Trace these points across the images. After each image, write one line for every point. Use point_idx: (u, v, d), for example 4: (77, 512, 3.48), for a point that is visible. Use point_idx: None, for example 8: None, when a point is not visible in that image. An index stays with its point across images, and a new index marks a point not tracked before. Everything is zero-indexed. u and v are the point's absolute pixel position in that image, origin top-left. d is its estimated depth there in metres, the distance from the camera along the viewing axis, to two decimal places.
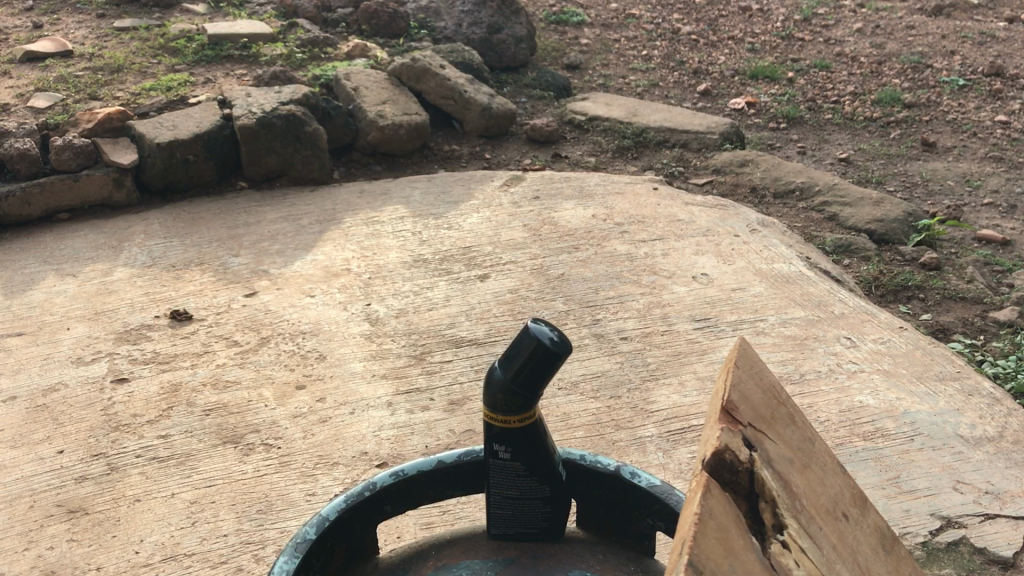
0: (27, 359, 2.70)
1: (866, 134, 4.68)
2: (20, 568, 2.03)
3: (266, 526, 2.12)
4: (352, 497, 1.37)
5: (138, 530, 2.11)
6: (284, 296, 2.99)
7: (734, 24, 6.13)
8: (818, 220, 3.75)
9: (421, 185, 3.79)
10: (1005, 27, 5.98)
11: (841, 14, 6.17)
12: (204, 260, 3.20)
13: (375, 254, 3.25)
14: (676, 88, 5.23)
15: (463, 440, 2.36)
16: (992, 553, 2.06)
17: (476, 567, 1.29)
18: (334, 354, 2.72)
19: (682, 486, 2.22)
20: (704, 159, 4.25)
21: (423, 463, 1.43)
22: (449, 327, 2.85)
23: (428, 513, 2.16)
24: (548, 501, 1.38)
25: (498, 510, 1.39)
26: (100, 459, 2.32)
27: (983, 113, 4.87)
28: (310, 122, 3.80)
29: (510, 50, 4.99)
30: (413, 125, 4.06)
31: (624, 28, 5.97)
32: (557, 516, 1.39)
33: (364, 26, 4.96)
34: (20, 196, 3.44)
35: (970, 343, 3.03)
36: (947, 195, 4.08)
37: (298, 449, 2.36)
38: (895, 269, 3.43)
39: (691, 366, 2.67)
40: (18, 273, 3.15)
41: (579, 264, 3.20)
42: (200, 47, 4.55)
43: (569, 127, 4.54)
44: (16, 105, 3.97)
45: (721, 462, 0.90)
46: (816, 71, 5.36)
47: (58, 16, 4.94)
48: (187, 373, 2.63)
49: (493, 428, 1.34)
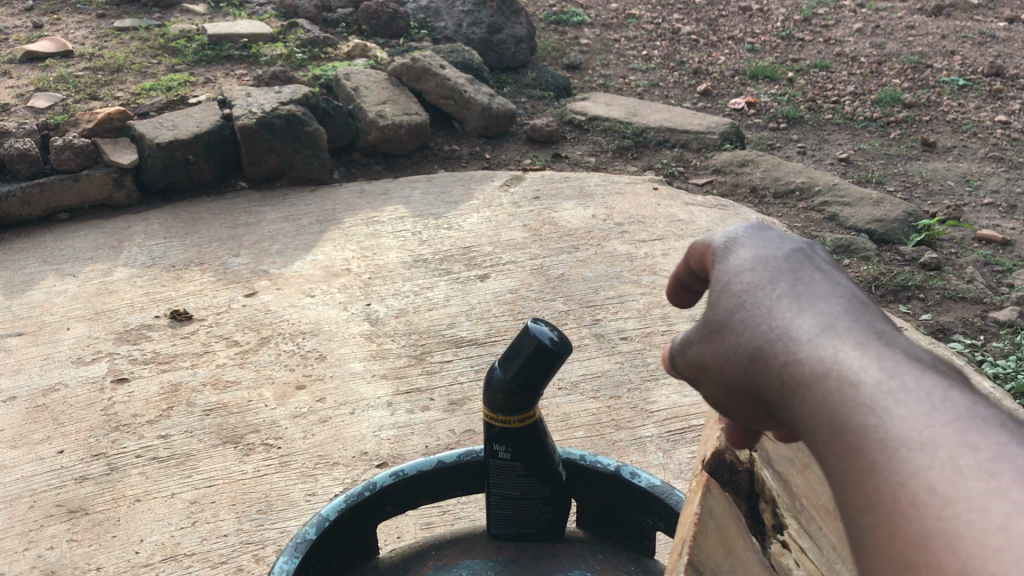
0: (27, 359, 2.70)
1: (866, 134, 4.68)
2: (20, 568, 2.03)
3: (266, 526, 2.12)
4: (352, 497, 1.36)
5: (138, 530, 2.12)
6: (284, 296, 2.99)
7: (734, 23, 6.14)
8: (817, 220, 3.74)
9: (421, 185, 3.79)
10: (1005, 27, 5.98)
11: (841, 14, 6.17)
12: (203, 260, 3.20)
13: (375, 254, 3.25)
14: (676, 88, 5.23)
15: (463, 440, 2.37)
16: None
17: (476, 567, 1.29)
18: (334, 354, 2.72)
19: (682, 486, 2.23)
20: (705, 159, 4.25)
21: (424, 463, 1.43)
22: (450, 327, 2.85)
23: (428, 513, 2.16)
24: (549, 501, 1.38)
25: (498, 510, 1.39)
26: (100, 459, 2.32)
27: (983, 113, 4.87)
28: (309, 121, 3.79)
29: (510, 50, 4.99)
30: (413, 125, 4.06)
31: (624, 28, 5.97)
32: (557, 516, 1.40)
33: (364, 26, 4.96)
34: (20, 196, 3.44)
35: (970, 343, 3.03)
36: (947, 195, 4.08)
37: (298, 449, 2.36)
38: (895, 270, 3.43)
39: None
40: (18, 273, 3.15)
41: (580, 265, 3.20)
42: (201, 47, 4.55)
43: (569, 127, 4.54)
44: (15, 105, 3.97)
45: (720, 462, 0.94)
46: (816, 71, 5.36)
47: (58, 16, 4.94)
48: (187, 373, 2.63)
49: (495, 429, 1.34)
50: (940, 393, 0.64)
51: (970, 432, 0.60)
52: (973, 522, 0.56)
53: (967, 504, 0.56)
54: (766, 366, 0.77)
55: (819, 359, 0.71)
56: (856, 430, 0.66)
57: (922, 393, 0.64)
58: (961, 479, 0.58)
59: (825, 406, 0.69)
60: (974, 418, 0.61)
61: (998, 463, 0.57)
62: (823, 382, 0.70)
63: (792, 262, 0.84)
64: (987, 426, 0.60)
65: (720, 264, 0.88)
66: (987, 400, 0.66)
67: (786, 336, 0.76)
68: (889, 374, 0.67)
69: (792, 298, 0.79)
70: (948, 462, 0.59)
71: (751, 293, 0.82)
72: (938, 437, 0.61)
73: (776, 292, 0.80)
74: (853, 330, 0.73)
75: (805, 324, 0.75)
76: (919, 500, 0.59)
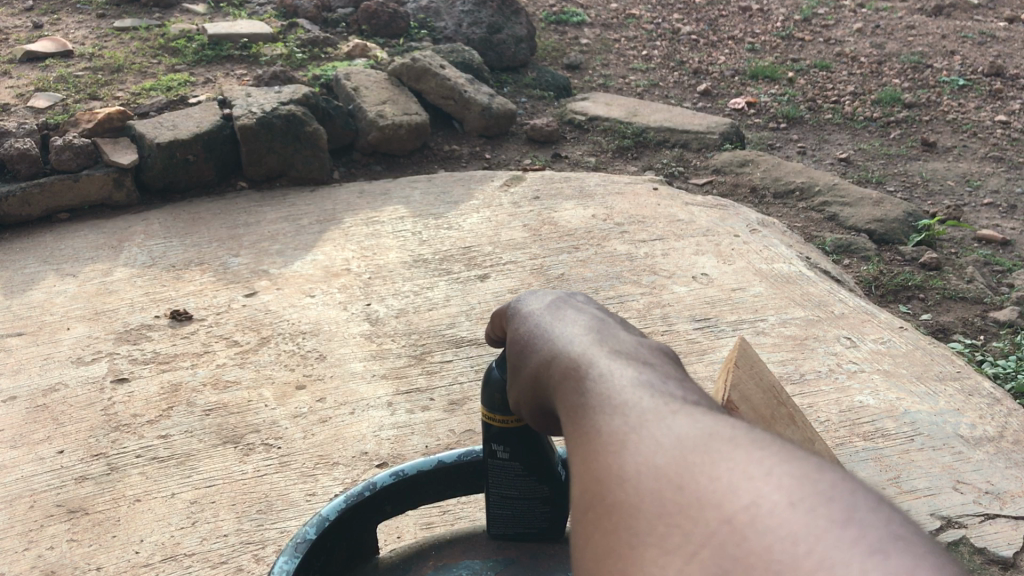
0: (28, 359, 2.70)
1: (866, 134, 4.68)
2: (20, 568, 2.03)
3: (266, 526, 2.12)
4: (352, 497, 1.36)
5: (138, 530, 2.11)
6: (284, 296, 2.99)
7: (734, 24, 6.14)
8: (817, 220, 3.75)
9: (421, 185, 3.79)
10: (1005, 27, 5.98)
11: (841, 14, 6.17)
12: (204, 260, 3.20)
13: (375, 254, 3.25)
14: (676, 88, 5.23)
15: (463, 440, 2.37)
16: (992, 553, 2.05)
17: (476, 567, 1.32)
18: (334, 354, 2.72)
19: None
20: (705, 159, 4.25)
21: (423, 463, 1.42)
22: (450, 327, 2.85)
23: (428, 514, 2.16)
24: (548, 501, 1.38)
25: (498, 509, 1.38)
26: (100, 459, 2.32)
27: (983, 113, 4.87)
28: (309, 121, 3.80)
29: (510, 50, 4.99)
30: (413, 125, 4.06)
31: (624, 28, 5.96)
32: (557, 516, 1.39)
33: (364, 26, 4.95)
34: (20, 197, 3.44)
35: (970, 343, 3.03)
36: (947, 195, 4.08)
37: (298, 449, 2.36)
38: (895, 269, 3.43)
39: (691, 366, 2.67)
40: (18, 273, 3.15)
41: (580, 265, 3.20)
42: (200, 47, 4.55)
43: (569, 128, 4.54)
44: (16, 105, 3.97)
45: None
46: (816, 71, 5.36)
47: (58, 16, 4.94)
48: (188, 373, 2.63)
49: (493, 428, 1.33)
50: (625, 373, 0.85)
51: (634, 393, 0.81)
52: (611, 442, 0.76)
53: (613, 432, 0.77)
54: (532, 369, 0.98)
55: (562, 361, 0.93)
56: (569, 402, 0.87)
57: (613, 374, 0.85)
58: (614, 419, 0.78)
59: (559, 389, 0.91)
60: (639, 386, 0.82)
61: (640, 408, 0.78)
62: (559, 375, 0.92)
63: (563, 295, 1.08)
64: (647, 391, 0.81)
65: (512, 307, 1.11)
66: (668, 375, 0.87)
67: (543, 348, 0.98)
68: (597, 364, 0.89)
69: (555, 322, 1.01)
70: (613, 411, 0.80)
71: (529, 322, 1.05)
72: (612, 398, 0.81)
73: (545, 319, 1.03)
74: (587, 339, 0.95)
75: (558, 338, 0.97)
76: (587, 433, 0.80)
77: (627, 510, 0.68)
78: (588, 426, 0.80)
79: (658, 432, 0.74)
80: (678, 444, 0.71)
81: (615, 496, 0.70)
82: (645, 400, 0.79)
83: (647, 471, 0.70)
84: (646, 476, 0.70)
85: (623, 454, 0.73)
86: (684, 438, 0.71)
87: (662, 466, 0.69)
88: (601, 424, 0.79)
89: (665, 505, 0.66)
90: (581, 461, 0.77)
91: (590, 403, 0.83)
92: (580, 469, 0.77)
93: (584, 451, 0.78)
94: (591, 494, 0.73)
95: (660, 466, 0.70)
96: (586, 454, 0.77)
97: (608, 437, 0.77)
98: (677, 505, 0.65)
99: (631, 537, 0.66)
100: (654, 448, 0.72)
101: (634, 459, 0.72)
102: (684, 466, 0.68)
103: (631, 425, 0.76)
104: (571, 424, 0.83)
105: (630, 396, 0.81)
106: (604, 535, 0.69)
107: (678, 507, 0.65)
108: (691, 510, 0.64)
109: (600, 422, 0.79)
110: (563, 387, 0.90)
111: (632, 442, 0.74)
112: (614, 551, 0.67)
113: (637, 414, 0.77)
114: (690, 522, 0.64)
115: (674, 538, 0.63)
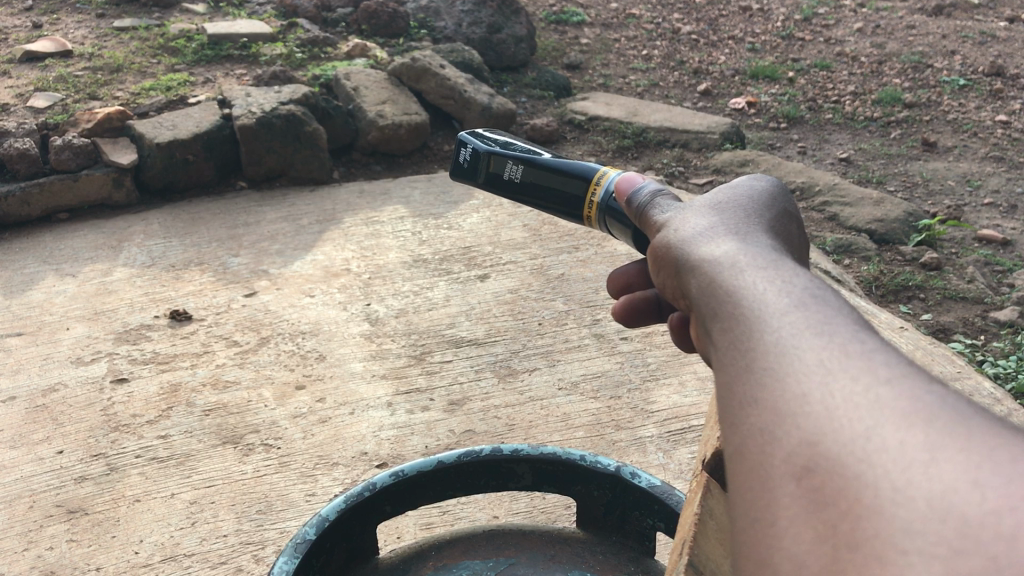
0: (27, 359, 2.69)
1: (866, 134, 4.67)
2: (20, 568, 2.03)
3: (266, 526, 2.13)
4: (352, 498, 1.36)
5: (138, 530, 2.11)
6: (284, 296, 2.98)
7: (734, 23, 6.13)
8: (818, 220, 3.74)
9: (421, 185, 3.79)
10: (1006, 27, 5.96)
11: (841, 14, 6.15)
12: (203, 260, 3.19)
13: (375, 254, 3.25)
14: (676, 88, 5.22)
15: (463, 441, 2.37)
16: None
17: (476, 568, 1.30)
18: (334, 354, 2.71)
19: (682, 486, 2.25)
20: (705, 159, 4.24)
21: (423, 463, 1.42)
22: (449, 327, 2.85)
23: (428, 514, 2.16)
24: (493, 176, 1.30)
25: (524, 149, 1.31)
26: (100, 459, 2.32)
27: (984, 113, 4.86)
28: (309, 121, 3.79)
29: (510, 49, 4.98)
30: (413, 125, 4.04)
31: (624, 28, 5.95)
32: (477, 175, 1.32)
33: (364, 26, 4.95)
34: (20, 197, 3.44)
35: (970, 343, 3.02)
36: (948, 195, 4.06)
37: (298, 449, 2.36)
38: (895, 270, 3.42)
39: (691, 366, 2.69)
40: (18, 273, 3.14)
41: (579, 265, 3.19)
42: (200, 47, 4.54)
43: (569, 127, 4.54)
44: (15, 105, 3.96)
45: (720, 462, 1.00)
46: (816, 71, 5.36)
47: (58, 15, 4.93)
48: (187, 373, 2.62)
49: (598, 173, 1.19)
50: (813, 286, 0.66)
51: (865, 334, 0.60)
52: (845, 385, 0.56)
53: (842, 371, 0.56)
54: (681, 272, 0.80)
55: (738, 275, 0.71)
56: (725, 313, 0.68)
57: (800, 286, 0.66)
58: (843, 357, 0.58)
59: (711, 292, 0.72)
60: (839, 311, 0.63)
61: (888, 358, 0.57)
62: (716, 277, 0.73)
63: (730, 209, 0.86)
64: (858, 323, 0.62)
65: (675, 219, 0.91)
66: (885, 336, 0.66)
67: (696, 249, 0.80)
68: (770, 271, 0.70)
69: (716, 224, 0.83)
70: (806, 334, 0.61)
71: (679, 226, 0.87)
72: (803, 317, 0.62)
73: (702, 227, 0.84)
74: (757, 245, 0.77)
75: (715, 241, 0.79)
76: (794, 363, 0.59)
77: (842, 480, 0.52)
78: (764, 350, 0.62)
79: (918, 393, 0.53)
80: (965, 423, 0.51)
81: (835, 474, 0.52)
82: (854, 332, 0.60)
83: (878, 441, 0.51)
84: (879, 449, 0.51)
85: (839, 403, 0.55)
86: (928, 405, 0.52)
87: (903, 438, 0.51)
88: (789, 349, 0.60)
89: (917, 492, 0.48)
90: (767, 401, 0.59)
91: (764, 314, 0.64)
92: (761, 416, 0.59)
93: (767, 391, 0.59)
94: (793, 458, 0.55)
95: (932, 441, 0.50)
96: (795, 393, 0.58)
97: (804, 377, 0.58)
98: (935, 495, 0.47)
99: (866, 531, 0.49)
100: (879, 407, 0.53)
101: (854, 417, 0.53)
102: (938, 443, 0.49)
103: (839, 365, 0.57)
104: (735, 341, 0.65)
105: (830, 319, 0.62)
106: (822, 517, 0.52)
107: (938, 494, 0.47)
108: (961, 506, 0.46)
109: (790, 346, 0.60)
110: (716, 291, 0.72)
111: (881, 395, 0.54)
112: (847, 542, 0.49)
113: (843, 345, 0.59)
114: (963, 524, 0.46)
115: (938, 541, 0.46)
